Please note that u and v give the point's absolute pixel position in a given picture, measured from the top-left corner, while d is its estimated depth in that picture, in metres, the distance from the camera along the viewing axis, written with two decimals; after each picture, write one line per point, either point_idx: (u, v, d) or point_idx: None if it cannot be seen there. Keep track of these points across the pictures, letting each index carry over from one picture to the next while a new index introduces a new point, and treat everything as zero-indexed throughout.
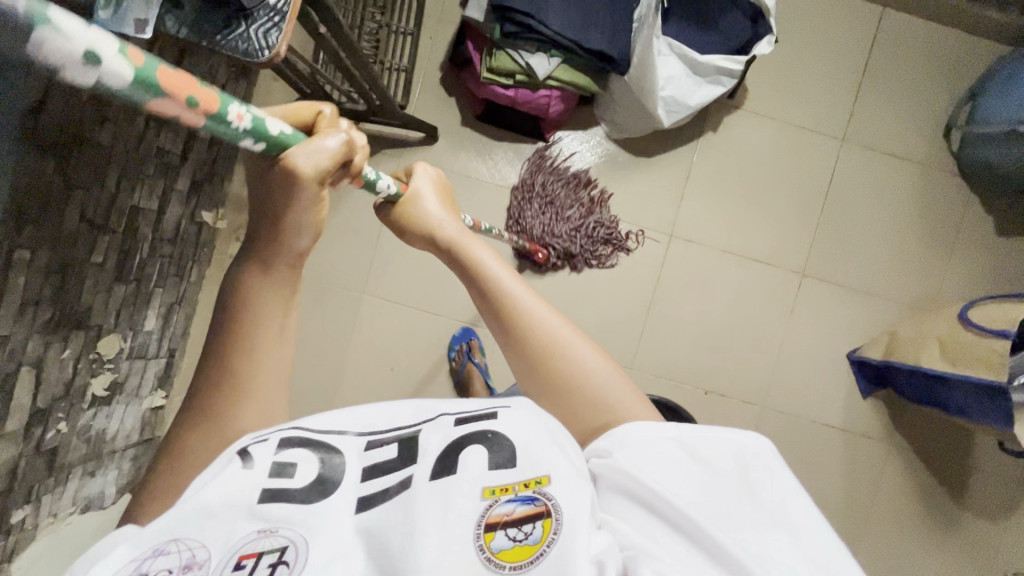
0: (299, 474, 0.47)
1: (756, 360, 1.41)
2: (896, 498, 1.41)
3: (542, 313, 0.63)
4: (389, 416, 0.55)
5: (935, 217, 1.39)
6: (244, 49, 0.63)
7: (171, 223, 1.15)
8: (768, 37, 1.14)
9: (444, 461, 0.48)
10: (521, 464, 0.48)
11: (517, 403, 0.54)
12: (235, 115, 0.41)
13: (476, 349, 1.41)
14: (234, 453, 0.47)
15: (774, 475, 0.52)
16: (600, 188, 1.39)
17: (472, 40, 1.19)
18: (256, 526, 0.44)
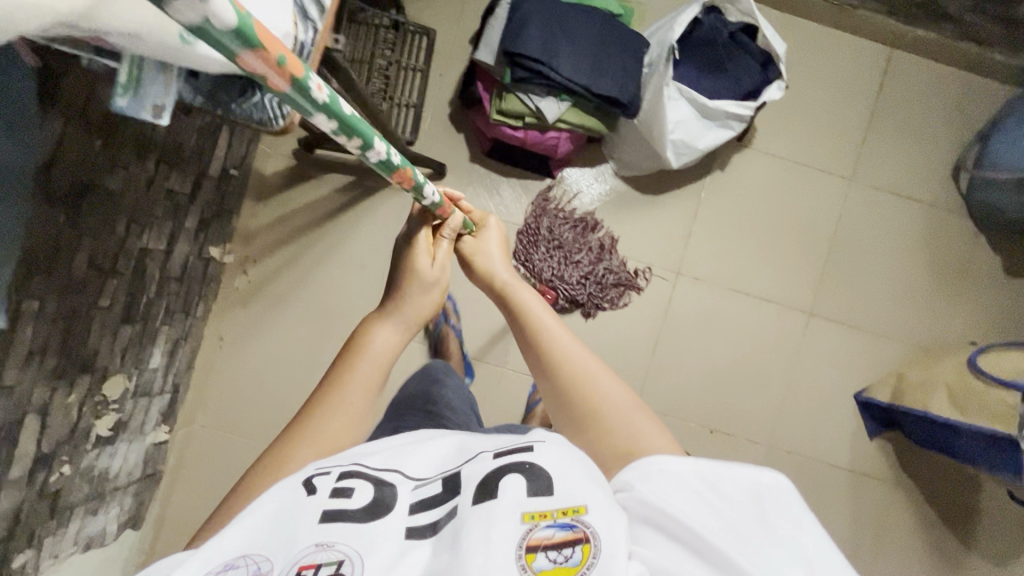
0: (356, 496, 0.48)
1: (761, 400, 1.40)
2: (907, 541, 1.39)
3: (566, 340, 0.67)
4: (440, 447, 0.55)
5: (945, 257, 1.39)
6: (259, 118, 0.64)
7: (178, 261, 1.15)
8: (778, 82, 1.14)
9: (485, 487, 0.46)
10: (558, 492, 0.45)
11: (552, 437, 0.51)
12: (316, 88, 0.49)
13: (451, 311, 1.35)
14: (299, 483, 0.48)
15: (801, 512, 0.48)
16: (608, 232, 1.38)
17: (483, 81, 1.19)
18: (314, 540, 0.43)
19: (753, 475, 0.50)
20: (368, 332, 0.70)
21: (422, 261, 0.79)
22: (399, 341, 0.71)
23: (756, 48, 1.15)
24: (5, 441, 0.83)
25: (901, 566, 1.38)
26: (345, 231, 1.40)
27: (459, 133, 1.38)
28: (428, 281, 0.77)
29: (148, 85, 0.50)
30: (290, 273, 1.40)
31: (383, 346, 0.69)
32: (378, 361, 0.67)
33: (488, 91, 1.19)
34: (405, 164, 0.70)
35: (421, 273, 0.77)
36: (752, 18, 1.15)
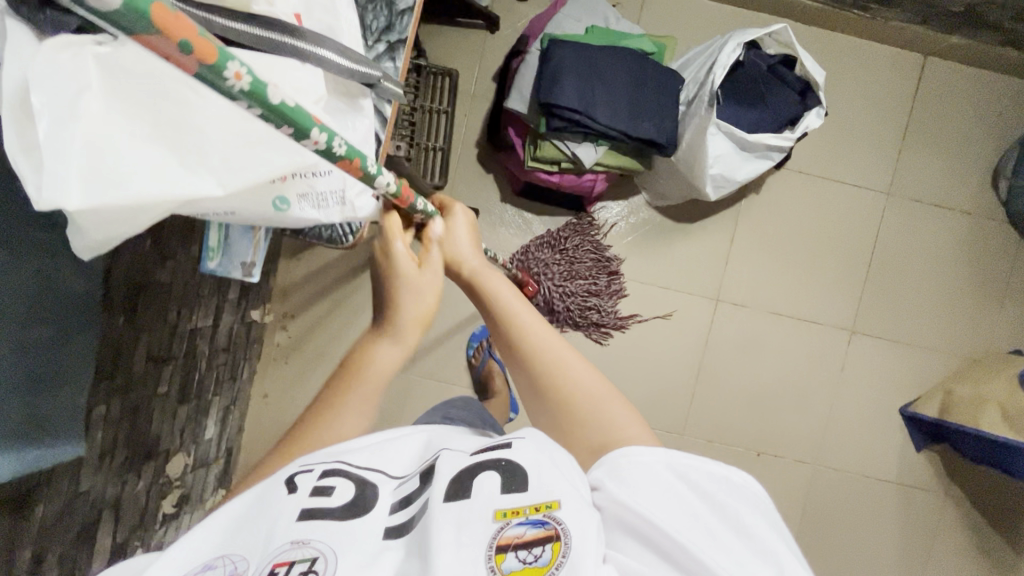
0: (337, 494, 0.48)
1: (807, 420, 1.40)
2: (959, 550, 1.40)
3: (547, 338, 0.64)
4: (417, 450, 0.55)
5: (984, 264, 1.38)
6: (330, 237, 0.71)
7: (224, 331, 1.16)
8: (818, 109, 1.11)
9: (458, 483, 0.47)
10: (532, 487, 0.47)
11: (530, 435, 0.53)
12: (233, 74, 0.32)
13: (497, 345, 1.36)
14: (281, 482, 0.49)
15: (768, 513, 0.48)
16: (620, 284, 1.37)
17: (516, 127, 1.18)
18: (291, 537, 0.43)
19: (721, 471, 0.49)
20: (363, 355, 0.65)
21: (408, 267, 0.68)
22: (400, 358, 0.66)
23: (793, 78, 1.13)
24: (86, 541, 0.84)
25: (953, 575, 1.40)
26: None
27: (488, 173, 1.37)
28: (419, 288, 0.68)
29: (235, 246, 0.51)
30: (328, 326, 1.39)
31: (380, 367, 0.64)
32: (375, 377, 0.63)
33: (520, 137, 1.17)
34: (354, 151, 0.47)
35: (408, 280, 0.68)
36: (791, 49, 1.13)
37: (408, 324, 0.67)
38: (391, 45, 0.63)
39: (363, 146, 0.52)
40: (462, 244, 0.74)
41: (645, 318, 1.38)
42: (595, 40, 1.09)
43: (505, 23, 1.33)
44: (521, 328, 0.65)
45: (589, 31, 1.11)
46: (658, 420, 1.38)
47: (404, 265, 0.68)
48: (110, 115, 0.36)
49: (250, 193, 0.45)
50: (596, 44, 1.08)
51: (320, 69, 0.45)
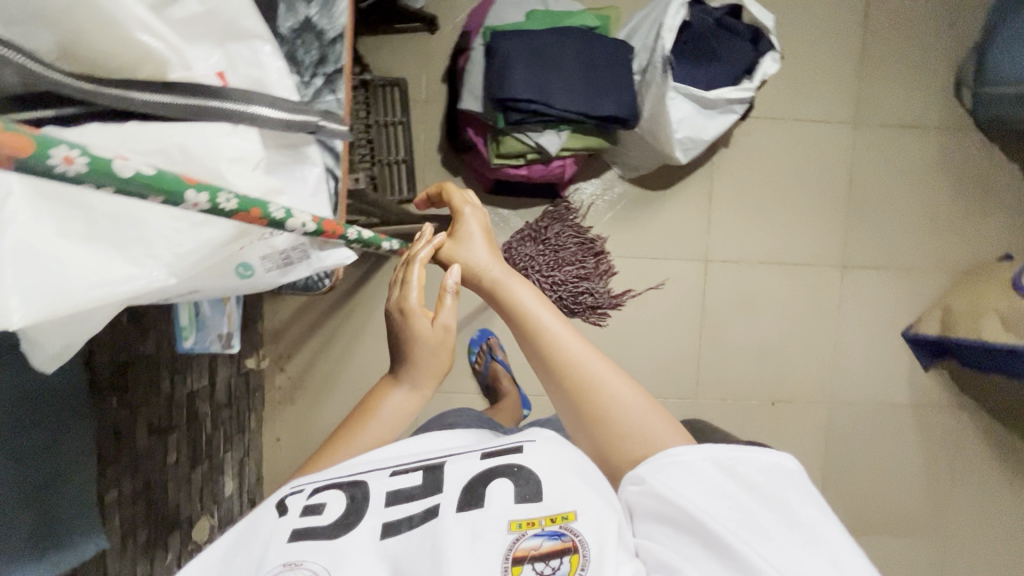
0: (327, 512, 0.48)
1: (814, 361, 1.42)
2: (975, 454, 1.46)
3: (571, 343, 0.55)
4: (420, 452, 0.55)
5: (962, 176, 1.39)
6: (305, 283, 0.66)
7: (223, 386, 1.14)
8: (772, 54, 1.10)
9: (471, 492, 0.47)
10: (547, 497, 0.45)
11: (542, 437, 0.52)
12: (60, 160, 0.24)
13: (497, 346, 1.35)
14: (272, 505, 0.50)
15: (819, 499, 0.46)
16: (608, 263, 1.36)
17: (472, 127, 1.15)
18: (283, 560, 0.44)
19: (770, 459, 0.47)
20: (376, 399, 0.62)
21: (421, 322, 0.63)
22: (415, 407, 0.63)
23: (743, 27, 1.11)
24: None
25: (970, 475, 1.47)
26: (370, 304, 1.35)
27: (455, 176, 1.34)
28: (433, 347, 0.62)
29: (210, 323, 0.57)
30: (326, 360, 1.36)
31: (394, 416, 0.62)
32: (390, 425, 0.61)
33: (480, 136, 1.15)
34: (258, 201, 0.36)
35: (423, 337, 0.63)
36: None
37: (424, 377, 0.63)
38: (328, 76, 0.60)
39: (317, 194, 0.50)
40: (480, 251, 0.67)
41: (639, 292, 1.37)
42: (538, 25, 1.06)
43: (443, 21, 1.29)
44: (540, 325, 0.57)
45: (529, 16, 1.07)
46: (671, 389, 1.39)
47: (417, 320, 0.63)
48: (42, 221, 0.34)
49: (209, 271, 0.43)
50: (540, 29, 1.05)
51: (256, 127, 0.43)
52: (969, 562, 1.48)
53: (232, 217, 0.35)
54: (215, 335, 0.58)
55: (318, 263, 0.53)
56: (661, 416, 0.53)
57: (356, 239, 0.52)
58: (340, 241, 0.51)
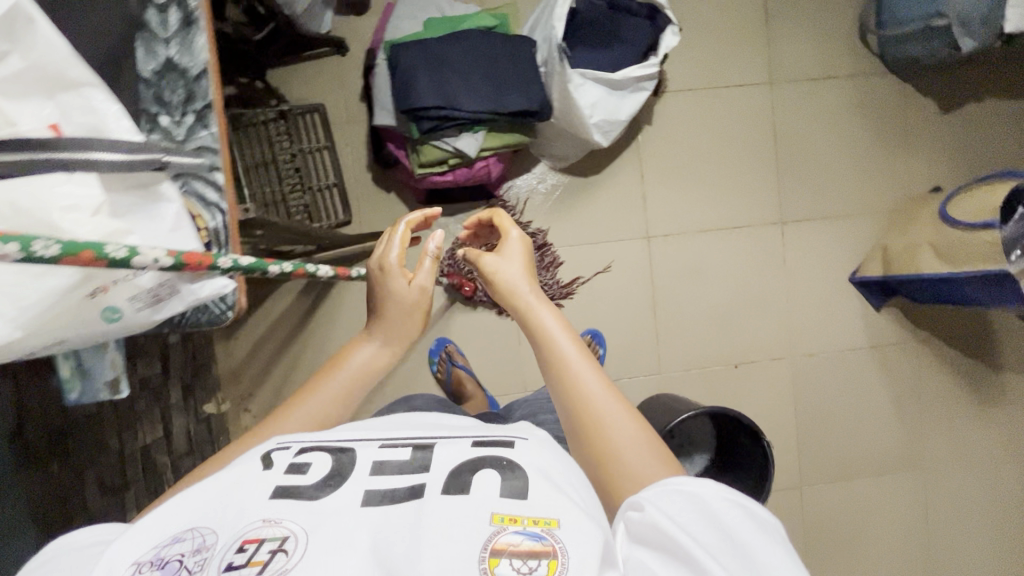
0: (312, 472, 0.45)
1: (768, 319, 1.44)
2: (939, 384, 1.49)
3: (584, 374, 0.58)
4: (414, 427, 0.52)
5: (880, 119, 1.43)
6: (208, 318, 0.64)
7: (181, 435, 1.13)
8: (670, 28, 1.13)
9: (457, 478, 0.44)
10: (533, 497, 0.42)
11: (535, 438, 0.49)
12: None
13: (456, 352, 1.34)
14: (257, 456, 0.47)
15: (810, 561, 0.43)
16: (552, 253, 1.37)
17: (392, 141, 1.16)
18: (262, 515, 0.41)
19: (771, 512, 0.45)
20: (347, 351, 0.65)
21: (398, 282, 0.68)
22: (384, 364, 0.65)
23: (637, 6, 1.13)
24: None
25: (940, 406, 1.50)
26: (325, 330, 1.36)
27: (389, 192, 1.35)
28: (406, 307, 0.67)
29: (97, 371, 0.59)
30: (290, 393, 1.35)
31: (362, 371, 0.63)
32: (359, 372, 0.63)
33: (401, 149, 1.16)
34: (94, 244, 0.37)
35: (398, 298, 0.68)
36: None
37: (390, 333, 0.66)
38: (198, 112, 0.61)
39: (177, 230, 0.53)
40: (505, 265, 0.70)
41: (588, 278, 1.39)
42: (437, 33, 1.06)
43: (354, 42, 1.31)
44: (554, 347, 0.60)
45: (427, 25, 1.07)
46: (633, 368, 1.41)
47: (394, 280, 0.69)
48: None
49: (62, 315, 0.44)
50: (439, 36, 1.05)
51: (94, 172, 0.44)
52: (952, 492, 1.51)
53: (62, 262, 0.35)
54: (104, 383, 0.60)
55: (192, 295, 0.56)
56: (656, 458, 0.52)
57: (232, 268, 0.51)
58: (215, 272, 0.50)
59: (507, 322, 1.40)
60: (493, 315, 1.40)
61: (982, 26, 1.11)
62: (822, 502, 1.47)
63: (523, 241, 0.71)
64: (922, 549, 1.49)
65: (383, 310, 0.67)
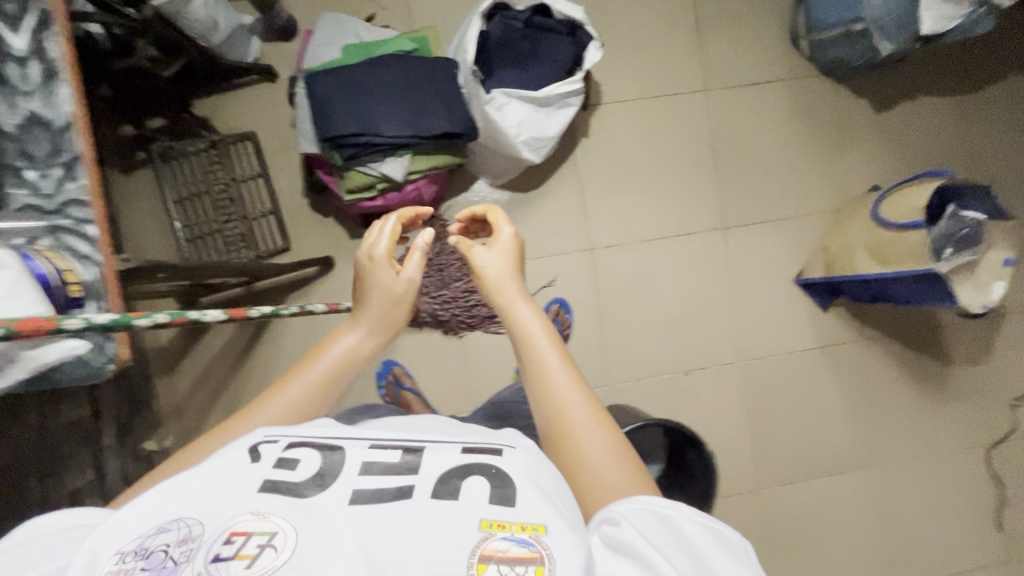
0: (300, 469, 0.46)
1: (716, 324, 1.45)
2: (891, 380, 1.50)
3: (563, 380, 0.59)
4: (401, 430, 0.54)
5: (816, 121, 1.43)
6: (89, 372, 0.72)
7: (117, 475, 1.11)
8: (593, 43, 1.13)
9: (446, 483, 0.46)
10: (522, 505, 0.44)
11: (522, 446, 0.51)
12: None
13: (403, 375, 1.27)
14: (245, 449, 0.48)
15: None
16: None
17: (321, 167, 1.15)
18: (251, 508, 0.42)
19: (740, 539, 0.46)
20: (329, 340, 0.64)
21: (385, 273, 0.67)
22: (363, 355, 0.65)
23: (557, 23, 1.12)
24: None
25: (891, 403, 1.51)
26: (269, 358, 1.34)
27: (327, 216, 1.34)
28: (392, 298, 0.67)
29: None
30: None
31: (339, 362, 0.63)
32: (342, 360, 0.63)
33: (329, 175, 1.15)
34: None
35: (383, 291, 0.66)
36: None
37: (373, 325, 0.66)
38: (66, 165, 0.69)
39: (14, 296, 0.54)
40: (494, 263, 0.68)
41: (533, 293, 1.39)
42: (355, 59, 1.06)
43: (285, 68, 1.30)
44: (535, 355, 0.61)
45: (345, 52, 1.06)
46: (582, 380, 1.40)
47: (382, 271, 0.67)
48: None
49: None
50: (356, 63, 1.05)
51: None
52: (909, 487, 1.51)
53: None
54: None
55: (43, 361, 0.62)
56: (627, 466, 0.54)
57: (85, 327, 0.49)
58: (65, 332, 0.49)
59: (454, 341, 1.39)
60: (440, 334, 1.39)
61: (897, 31, 1.13)
62: (779, 505, 1.47)
63: (512, 243, 0.69)
64: (882, 545, 1.50)
65: (367, 301, 0.66)
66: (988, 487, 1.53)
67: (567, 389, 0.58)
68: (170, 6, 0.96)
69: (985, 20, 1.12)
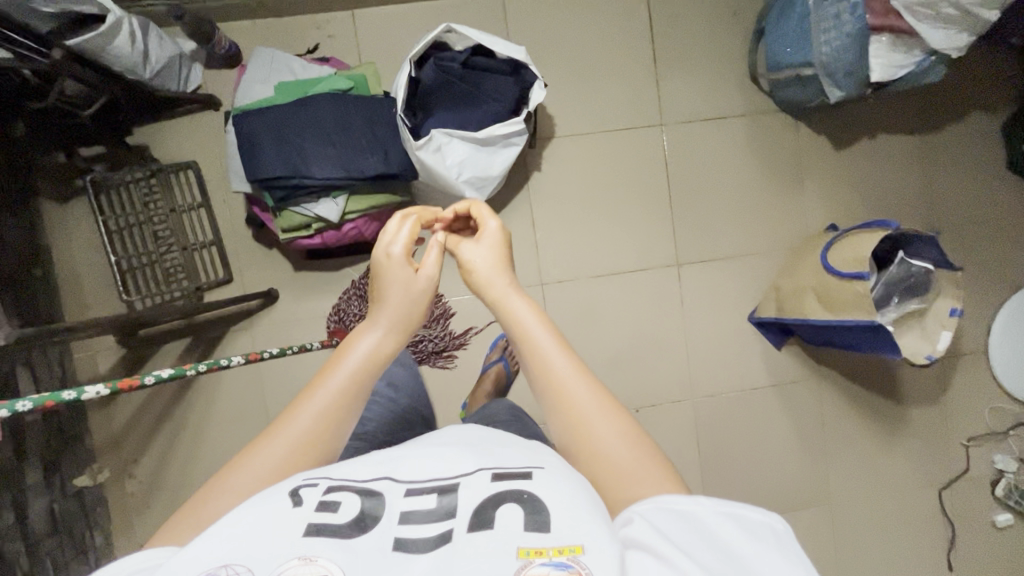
0: (342, 511, 0.47)
1: (668, 361, 1.43)
2: (843, 418, 1.49)
3: (573, 382, 0.56)
4: (431, 458, 0.54)
5: (773, 157, 1.42)
6: None
7: (42, 516, 1.09)
8: (537, 82, 1.10)
9: (480, 515, 0.46)
10: (557, 527, 0.44)
11: (551, 463, 0.51)
12: None
13: None
14: (286, 492, 0.47)
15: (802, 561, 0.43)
16: (444, 304, 1.36)
17: (257, 204, 1.13)
18: (298, 553, 0.43)
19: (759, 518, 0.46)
20: (350, 342, 0.59)
21: (401, 272, 0.62)
22: (388, 356, 0.60)
23: (498, 63, 1.10)
24: None
25: (843, 442, 1.50)
26: (210, 390, 1.32)
27: (270, 248, 1.32)
28: (412, 297, 0.62)
29: None
30: (176, 458, 1.30)
31: (364, 367, 0.58)
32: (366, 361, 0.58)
33: (265, 212, 1.13)
34: None
35: (403, 289, 0.61)
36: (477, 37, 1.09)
37: (395, 325, 0.60)
38: None
39: None
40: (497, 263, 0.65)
41: (481, 328, 1.38)
42: (287, 98, 1.03)
43: (229, 96, 1.27)
44: (548, 362, 0.58)
45: (276, 90, 1.04)
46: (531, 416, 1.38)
47: (398, 269, 0.62)
48: None
49: None
50: (288, 102, 1.02)
51: None
52: (859, 527, 1.50)
53: None
54: None
55: None
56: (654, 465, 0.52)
57: None
58: None
59: None
60: None
61: (846, 77, 1.10)
62: None
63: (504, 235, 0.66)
64: None
65: (386, 301, 0.61)
66: (938, 527, 1.52)
67: (579, 390, 0.56)
68: (92, 48, 0.93)
69: (934, 69, 1.09)
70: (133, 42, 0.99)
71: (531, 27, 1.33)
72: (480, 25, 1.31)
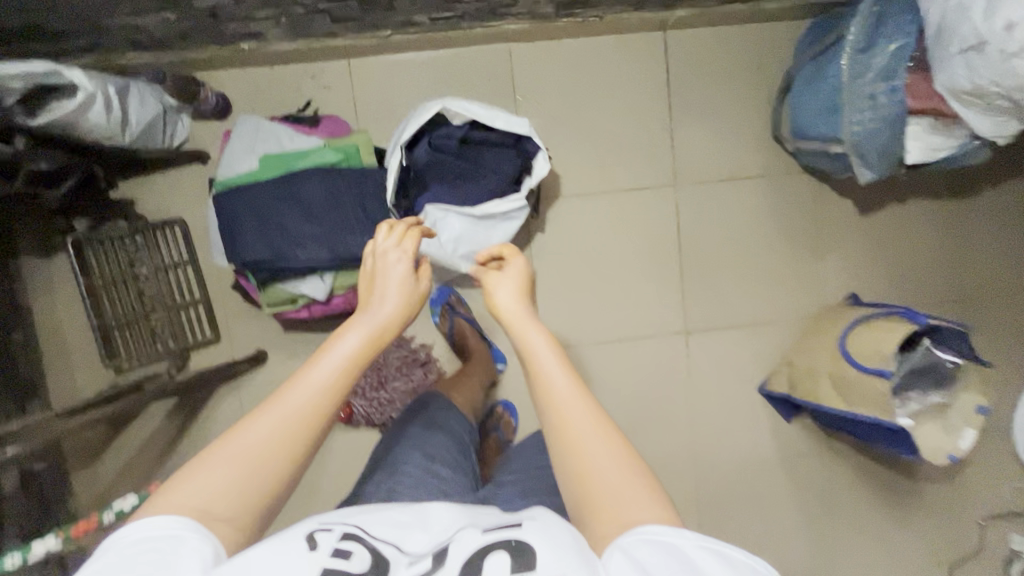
0: (355, 559, 0.49)
1: (670, 432, 1.37)
2: (854, 494, 1.42)
3: (575, 412, 0.59)
4: (429, 519, 0.56)
5: (792, 221, 1.33)
6: None
7: None
8: (539, 152, 1.03)
9: (471, 565, 0.48)
10: (542, 568, 0.46)
11: (540, 514, 0.53)
12: None
13: (459, 303, 1.26)
14: (303, 537, 0.50)
15: None
16: (439, 370, 1.29)
17: (242, 273, 1.07)
18: None
19: (743, 559, 0.48)
20: (337, 335, 0.63)
21: (401, 275, 0.69)
22: (373, 351, 0.64)
23: (499, 135, 1.03)
24: None
25: (854, 519, 1.42)
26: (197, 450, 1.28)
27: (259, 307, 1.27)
28: (407, 297, 0.69)
29: None
30: None
31: (353, 355, 0.62)
32: (372, 335, 0.64)
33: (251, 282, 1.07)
34: None
35: (400, 289, 0.68)
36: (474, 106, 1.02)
37: (384, 323, 0.65)
38: None
39: None
40: (513, 295, 0.71)
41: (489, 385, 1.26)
42: (271, 172, 0.97)
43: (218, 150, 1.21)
44: (547, 385, 0.61)
45: (260, 162, 0.98)
46: None
47: (401, 272, 0.70)
48: None
49: None
50: (272, 177, 0.97)
51: None
52: None
53: None
54: None
55: None
56: (649, 503, 0.53)
57: None
58: None
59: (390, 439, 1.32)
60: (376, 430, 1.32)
61: (878, 160, 1.00)
62: None
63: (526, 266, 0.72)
64: None
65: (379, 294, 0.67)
66: None
67: (569, 397, 0.60)
68: (62, 122, 0.87)
69: (976, 151, 0.99)
70: (110, 111, 0.93)
71: (539, 78, 1.24)
72: (484, 76, 1.23)
